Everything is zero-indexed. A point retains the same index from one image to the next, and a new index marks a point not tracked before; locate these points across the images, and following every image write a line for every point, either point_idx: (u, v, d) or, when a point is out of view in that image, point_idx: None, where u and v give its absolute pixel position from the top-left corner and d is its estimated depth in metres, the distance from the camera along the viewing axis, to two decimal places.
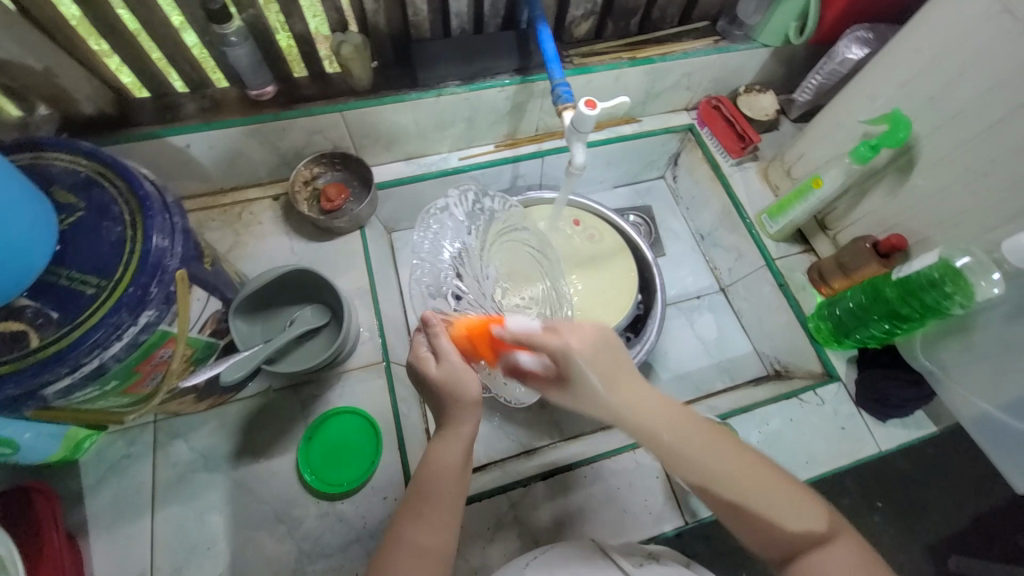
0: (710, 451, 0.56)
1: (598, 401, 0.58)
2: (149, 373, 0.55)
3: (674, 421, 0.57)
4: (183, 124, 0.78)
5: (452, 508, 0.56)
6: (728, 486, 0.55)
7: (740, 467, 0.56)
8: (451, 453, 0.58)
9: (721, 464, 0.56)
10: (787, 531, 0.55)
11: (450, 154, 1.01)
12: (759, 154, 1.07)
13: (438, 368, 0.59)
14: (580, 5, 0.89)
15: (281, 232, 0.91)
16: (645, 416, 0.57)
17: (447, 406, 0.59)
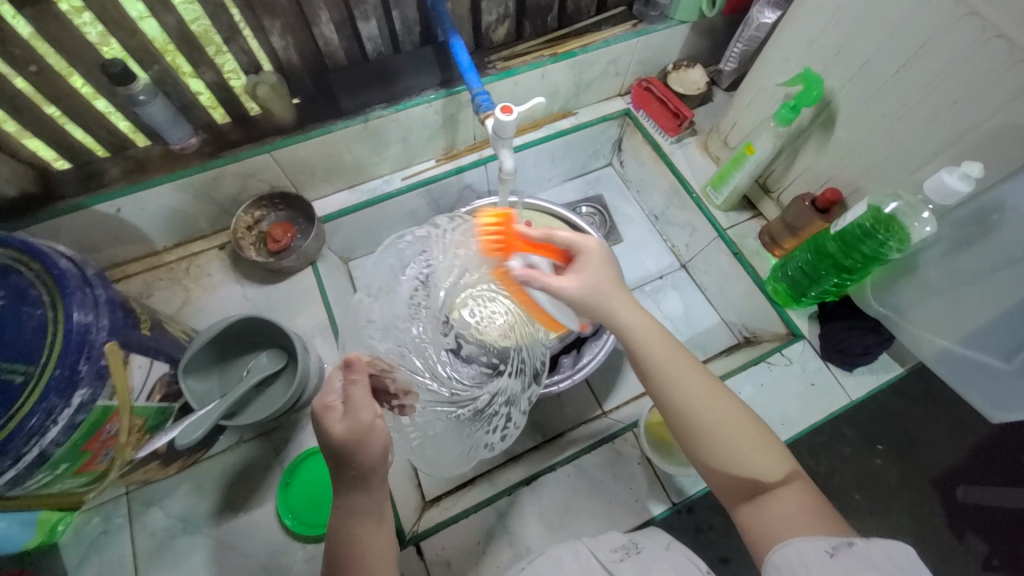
0: (696, 378, 0.58)
1: (595, 288, 0.61)
2: (99, 450, 0.54)
3: (663, 340, 0.60)
4: (110, 190, 0.77)
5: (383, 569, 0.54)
6: (704, 411, 0.57)
7: (719, 402, 0.57)
8: (369, 495, 0.55)
9: (706, 394, 0.58)
10: (756, 469, 0.55)
11: (393, 175, 1.01)
12: (696, 128, 1.08)
13: (342, 427, 0.50)
14: (492, 10, 0.89)
15: (233, 281, 0.90)
16: (639, 333, 0.60)
17: (344, 469, 0.52)
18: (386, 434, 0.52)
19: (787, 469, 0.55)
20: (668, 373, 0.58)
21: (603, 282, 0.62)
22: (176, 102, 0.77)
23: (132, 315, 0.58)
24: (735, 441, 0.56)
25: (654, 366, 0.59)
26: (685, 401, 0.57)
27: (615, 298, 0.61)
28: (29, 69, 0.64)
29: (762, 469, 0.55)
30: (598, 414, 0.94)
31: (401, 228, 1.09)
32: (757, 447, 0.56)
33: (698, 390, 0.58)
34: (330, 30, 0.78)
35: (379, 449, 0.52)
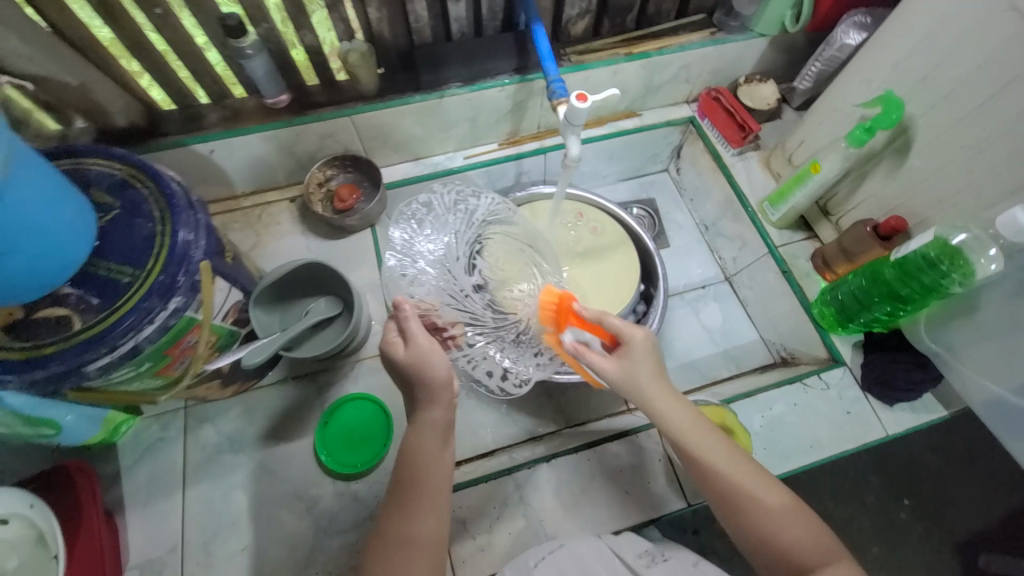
0: (734, 465, 0.59)
1: (636, 365, 0.64)
2: (178, 358, 0.60)
3: (696, 425, 0.61)
4: (206, 132, 0.84)
5: (438, 492, 0.58)
6: (746, 502, 0.58)
7: (759, 483, 0.59)
8: (435, 414, 0.61)
9: (748, 478, 0.59)
10: (793, 546, 0.55)
11: (456, 153, 1.05)
12: (761, 143, 1.07)
13: (406, 351, 0.61)
14: (575, 4, 0.92)
15: (297, 232, 0.97)
16: (676, 420, 0.62)
17: (416, 387, 0.61)
18: (445, 357, 0.61)
19: (834, 548, 0.55)
20: (706, 462, 0.60)
21: (641, 367, 0.64)
22: (275, 60, 0.83)
23: (220, 244, 0.64)
24: (778, 529, 0.56)
25: (693, 450, 0.60)
26: (716, 483, 0.59)
27: (649, 371, 0.64)
28: (158, 13, 0.72)
29: (810, 549, 0.55)
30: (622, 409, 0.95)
31: None
32: (802, 530, 0.56)
33: (730, 473, 0.59)
34: (421, 8, 0.83)
35: (440, 369, 0.60)
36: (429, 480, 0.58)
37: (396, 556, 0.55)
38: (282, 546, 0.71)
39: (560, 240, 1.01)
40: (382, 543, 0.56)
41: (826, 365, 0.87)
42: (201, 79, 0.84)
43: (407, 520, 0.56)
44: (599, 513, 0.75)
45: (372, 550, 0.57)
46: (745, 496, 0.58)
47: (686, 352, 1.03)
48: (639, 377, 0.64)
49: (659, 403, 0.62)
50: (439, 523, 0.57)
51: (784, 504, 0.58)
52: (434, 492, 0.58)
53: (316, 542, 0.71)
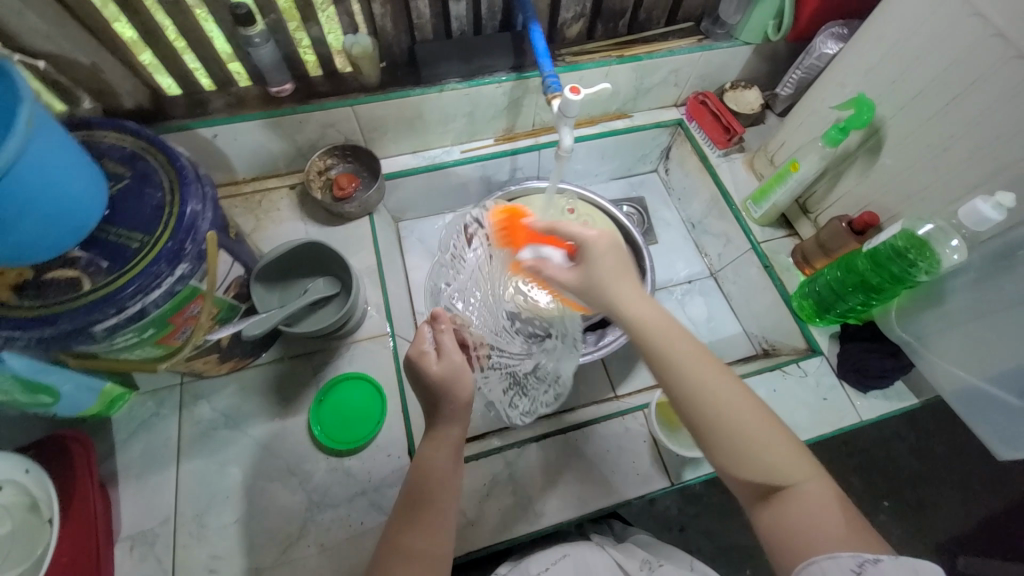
0: (714, 378, 0.56)
1: (595, 253, 0.64)
2: (180, 327, 0.62)
3: (679, 340, 0.59)
4: (211, 117, 0.87)
5: (443, 509, 0.61)
6: (718, 408, 0.55)
7: (740, 400, 0.55)
8: (452, 431, 0.65)
9: (726, 394, 0.56)
10: (773, 463, 0.53)
11: (453, 147, 1.09)
12: (745, 145, 1.12)
13: (438, 366, 0.65)
14: (570, 8, 0.97)
15: (297, 218, 0.99)
16: (655, 333, 0.59)
17: (441, 406, 0.65)
18: (472, 380, 0.66)
19: (802, 474, 0.53)
20: (679, 369, 0.57)
21: (612, 278, 0.63)
22: (281, 50, 0.86)
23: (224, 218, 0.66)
24: (745, 441, 0.54)
25: (666, 360, 0.58)
26: (694, 395, 0.56)
27: (613, 270, 0.64)
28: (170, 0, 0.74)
29: (775, 466, 0.53)
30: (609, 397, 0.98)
31: (451, 198, 1.16)
32: (777, 448, 0.54)
33: (711, 389, 0.55)
34: (424, 5, 0.87)
35: (467, 389, 0.65)
36: (431, 502, 0.61)
37: (399, 573, 0.57)
38: (275, 518, 0.72)
39: None
40: (389, 561, 0.58)
41: (804, 355, 0.92)
42: (208, 67, 0.86)
43: (411, 534, 0.59)
44: (586, 491, 0.77)
45: (378, 566, 0.59)
46: (724, 411, 0.55)
47: None
48: (598, 267, 0.64)
49: (632, 308, 0.61)
50: (443, 537, 0.60)
51: (761, 423, 0.55)
52: (435, 515, 0.60)
53: (309, 514, 0.73)
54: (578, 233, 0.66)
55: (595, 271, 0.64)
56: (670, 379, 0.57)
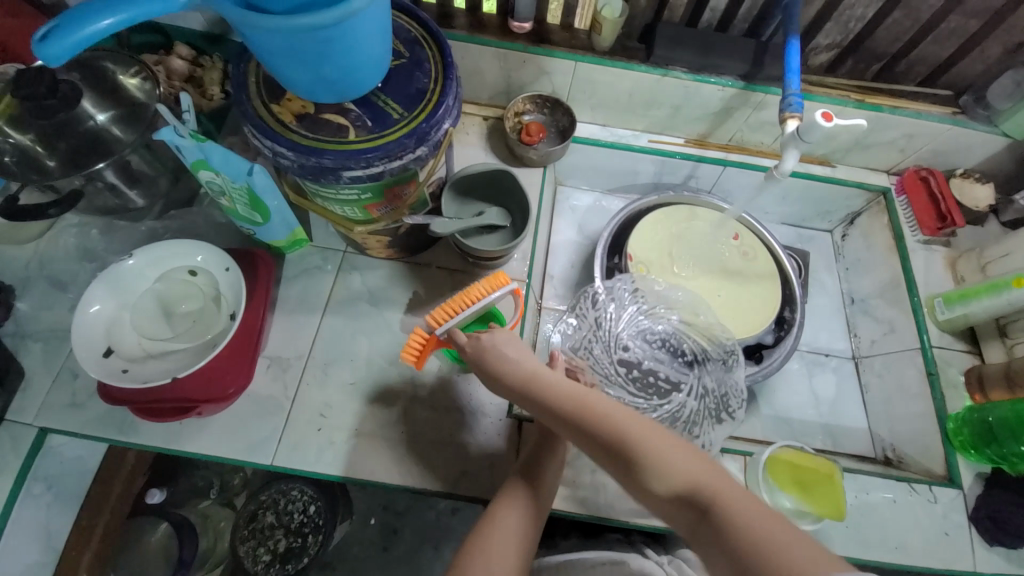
0: (691, 463, 0.52)
1: (548, 372, 0.62)
2: (388, 200, 0.68)
3: (656, 432, 0.54)
4: (453, 31, 0.93)
5: (541, 508, 0.66)
6: (712, 497, 0.49)
7: (742, 494, 0.49)
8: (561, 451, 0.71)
9: (677, 454, 0.52)
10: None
11: (642, 134, 1.08)
12: (953, 240, 1.01)
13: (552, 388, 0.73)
14: (830, 35, 0.91)
15: (479, 147, 1.04)
16: (623, 423, 0.55)
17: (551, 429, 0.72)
18: None
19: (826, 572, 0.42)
20: (663, 471, 0.51)
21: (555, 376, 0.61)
22: None
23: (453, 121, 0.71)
24: (756, 530, 0.45)
25: (648, 453, 0.52)
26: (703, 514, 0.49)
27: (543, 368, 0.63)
28: None
29: (810, 568, 0.42)
30: None
31: (615, 181, 1.15)
32: (802, 542, 0.44)
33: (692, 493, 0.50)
34: None
35: None
36: (523, 488, 0.66)
37: (496, 538, 0.61)
38: (383, 396, 0.79)
39: (710, 252, 1.02)
40: (487, 527, 0.62)
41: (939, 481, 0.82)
42: None
43: (506, 508, 0.64)
44: None
45: (477, 530, 0.63)
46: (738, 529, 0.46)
47: (785, 408, 1.00)
48: (526, 362, 0.63)
49: (612, 412, 0.56)
50: (531, 515, 0.64)
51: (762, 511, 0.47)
52: (525, 497, 0.65)
53: (411, 406, 0.79)
54: (520, 355, 0.64)
55: (548, 383, 0.61)
56: (654, 477, 0.52)
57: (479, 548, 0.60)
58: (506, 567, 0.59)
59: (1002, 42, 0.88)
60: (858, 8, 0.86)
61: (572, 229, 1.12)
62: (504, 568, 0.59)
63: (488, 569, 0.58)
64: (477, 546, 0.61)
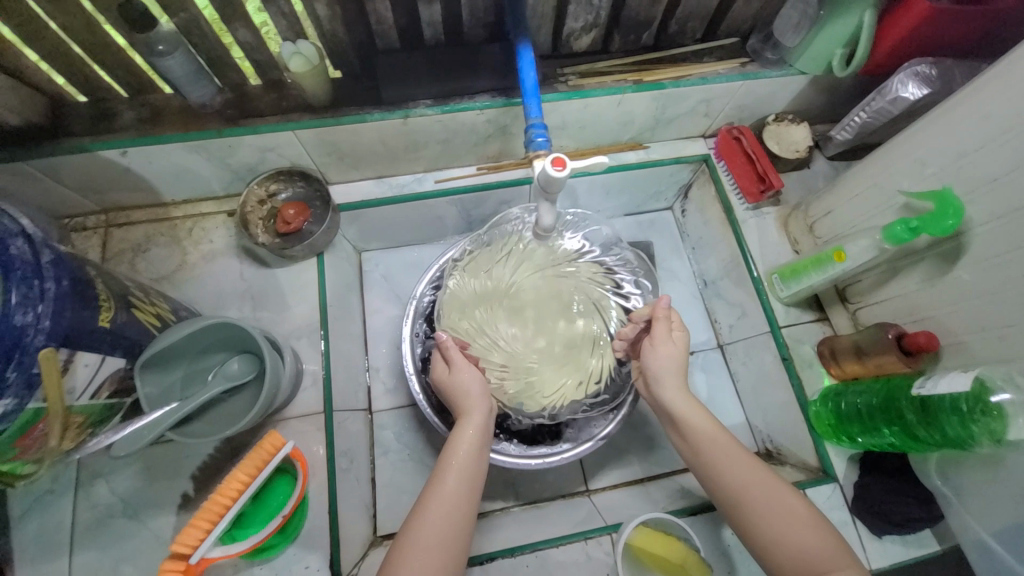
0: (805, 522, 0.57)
1: (685, 401, 0.67)
2: (29, 446, 0.50)
3: (733, 450, 0.62)
4: (116, 137, 0.71)
5: (465, 516, 0.60)
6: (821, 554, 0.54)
7: (756, 480, 0.60)
8: (480, 418, 0.67)
9: (735, 460, 0.61)
10: (804, 551, 0.55)
11: (426, 175, 0.91)
12: (781, 198, 0.92)
13: (451, 375, 0.70)
14: (580, 16, 0.75)
15: (232, 253, 0.85)
16: (739, 480, 0.60)
17: (461, 403, 0.69)
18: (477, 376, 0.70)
19: (831, 557, 0.54)
20: (750, 499, 0.59)
21: (676, 378, 0.68)
22: (203, 55, 0.69)
23: (94, 305, 0.52)
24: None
25: (732, 469, 0.61)
26: (726, 484, 0.61)
27: (673, 375, 0.68)
28: None
29: (802, 547, 0.55)
30: (580, 491, 0.86)
31: (421, 230, 0.98)
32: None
33: (737, 479, 0.60)
34: (385, 8, 0.67)
35: (477, 386, 0.69)
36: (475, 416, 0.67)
37: (451, 485, 0.61)
38: None
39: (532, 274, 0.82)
40: (440, 477, 0.62)
41: (814, 478, 0.76)
42: (114, 70, 0.69)
43: (456, 445, 0.64)
44: None
45: (431, 481, 0.62)
46: (744, 496, 0.59)
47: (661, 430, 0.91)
48: (695, 421, 0.65)
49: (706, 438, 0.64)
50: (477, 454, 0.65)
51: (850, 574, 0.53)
52: (472, 432, 0.65)
53: None
54: (655, 347, 0.69)
55: (696, 431, 0.65)
56: (710, 472, 0.62)
57: (433, 494, 0.60)
58: (456, 510, 0.59)
59: None
60: None
61: (387, 303, 0.96)
62: (457, 515, 0.59)
63: (444, 521, 0.58)
64: (428, 497, 0.60)
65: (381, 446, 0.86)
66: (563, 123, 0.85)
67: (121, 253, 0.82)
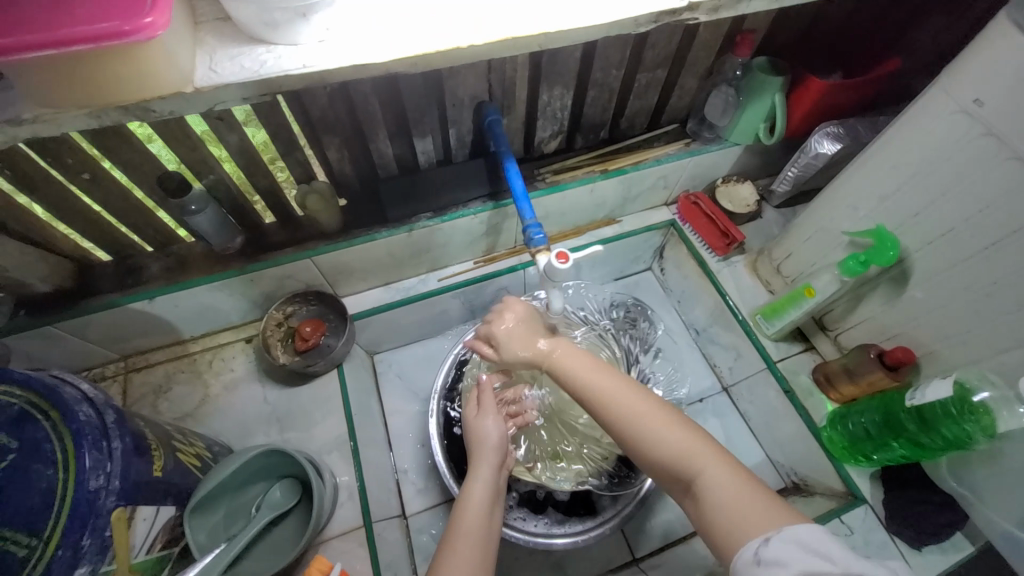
0: (684, 437, 0.56)
1: (576, 359, 0.67)
2: None
3: (611, 382, 0.63)
4: (144, 289, 0.76)
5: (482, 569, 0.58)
6: (692, 466, 0.54)
7: (630, 398, 0.60)
8: (489, 474, 0.68)
9: (599, 378, 0.63)
10: (671, 453, 0.55)
11: (429, 275, 0.98)
12: (745, 247, 1.04)
13: (478, 425, 0.73)
14: (547, 127, 0.89)
15: (254, 379, 0.88)
16: (609, 400, 0.61)
17: (476, 456, 0.70)
18: (497, 426, 0.72)
19: (698, 451, 0.54)
20: (625, 414, 0.59)
21: (573, 362, 0.66)
22: (226, 205, 0.77)
23: (148, 456, 0.54)
24: (722, 503, 0.50)
25: (612, 397, 0.61)
26: (607, 403, 0.61)
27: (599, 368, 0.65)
28: (88, 178, 0.65)
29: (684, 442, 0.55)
30: (627, 561, 0.86)
31: (429, 326, 1.04)
32: (752, 509, 0.48)
33: (616, 400, 0.61)
34: (386, 145, 0.77)
35: (494, 439, 0.71)
36: (477, 473, 0.69)
37: (465, 550, 0.59)
38: None
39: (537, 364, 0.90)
40: (454, 540, 0.60)
41: (846, 503, 0.79)
42: (142, 230, 0.75)
43: (465, 507, 0.65)
44: None
45: (444, 542, 0.61)
46: (623, 411, 0.59)
47: None
48: (578, 371, 0.65)
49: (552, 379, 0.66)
50: (489, 509, 0.65)
51: (734, 482, 0.51)
52: (478, 488, 0.66)
53: None
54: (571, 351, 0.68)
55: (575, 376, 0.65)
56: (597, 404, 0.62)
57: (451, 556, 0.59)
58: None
59: (693, 75, 0.90)
60: (555, 102, 0.84)
61: (406, 401, 0.98)
62: (481, 566, 0.59)
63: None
64: (444, 560, 0.59)
65: (421, 552, 0.84)
66: (547, 213, 0.96)
67: (142, 397, 0.83)
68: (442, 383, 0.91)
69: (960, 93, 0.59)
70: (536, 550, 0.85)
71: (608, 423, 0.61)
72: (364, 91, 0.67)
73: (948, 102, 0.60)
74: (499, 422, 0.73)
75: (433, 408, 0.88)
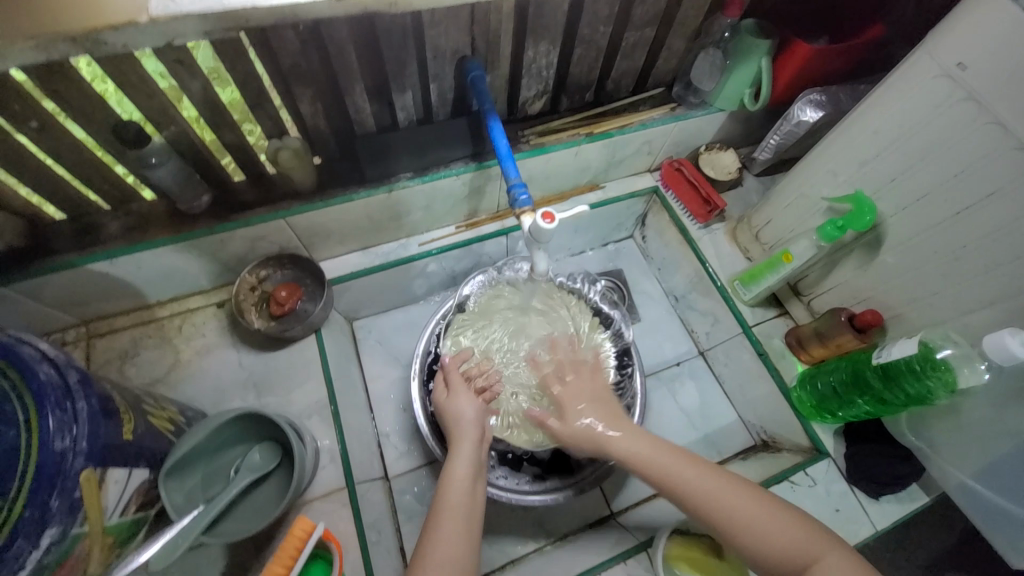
0: (801, 530, 0.56)
1: (658, 452, 0.65)
2: None
3: (711, 476, 0.62)
4: (104, 249, 0.71)
5: (465, 537, 0.60)
6: (808, 553, 0.55)
7: (713, 482, 0.61)
8: (467, 448, 0.69)
9: (687, 468, 0.63)
10: (778, 539, 0.56)
11: (410, 240, 0.96)
12: (726, 215, 1.05)
13: (451, 405, 0.74)
14: (531, 86, 0.86)
15: (227, 345, 0.85)
16: (705, 492, 0.61)
17: (454, 433, 0.71)
18: (473, 403, 0.73)
19: (812, 544, 0.55)
20: (725, 513, 0.59)
21: (657, 454, 0.65)
22: (190, 161, 0.72)
23: (117, 419, 0.52)
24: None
25: (705, 496, 0.60)
26: (702, 499, 0.60)
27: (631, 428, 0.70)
28: (33, 125, 0.59)
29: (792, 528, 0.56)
30: (605, 515, 0.89)
31: (410, 292, 1.03)
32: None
33: (718, 487, 0.61)
34: (363, 100, 0.73)
35: (470, 416, 0.72)
36: (459, 449, 0.69)
37: (450, 522, 0.60)
38: None
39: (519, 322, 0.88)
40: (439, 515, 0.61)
41: (811, 458, 0.84)
42: (98, 186, 0.70)
43: (449, 481, 0.65)
44: None
45: (431, 519, 0.62)
46: (723, 502, 0.59)
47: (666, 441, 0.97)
48: (657, 461, 0.65)
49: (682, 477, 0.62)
50: (472, 482, 0.66)
51: (853, 570, 0.52)
52: (460, 464, 0.67)
53: None
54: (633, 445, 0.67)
55: (659, 471, 0.64)
56: (694, 506, 0.60)
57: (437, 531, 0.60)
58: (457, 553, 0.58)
59: (682, 35, 0.87)
60: (541, 59, 0.81)
61: (386, 367, 0.98)
62: (463, 546, 0.59)
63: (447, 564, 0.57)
64: (431, 542, 0.59)
65: (404, 512, 0.86)
66: (531, 177, 0.94)
67: (108, 364, 0.80)
68: (424, 347, 0.90)
69: (945, 57, 0.59)
70: (518, 508, 0.87)
71: (699, 510, 0.60)
72: (339, 37, 0.63)
73: (933, 66, 0.61)
74: (472, 398, 0.74)
75: (415, 372, 0.87)
